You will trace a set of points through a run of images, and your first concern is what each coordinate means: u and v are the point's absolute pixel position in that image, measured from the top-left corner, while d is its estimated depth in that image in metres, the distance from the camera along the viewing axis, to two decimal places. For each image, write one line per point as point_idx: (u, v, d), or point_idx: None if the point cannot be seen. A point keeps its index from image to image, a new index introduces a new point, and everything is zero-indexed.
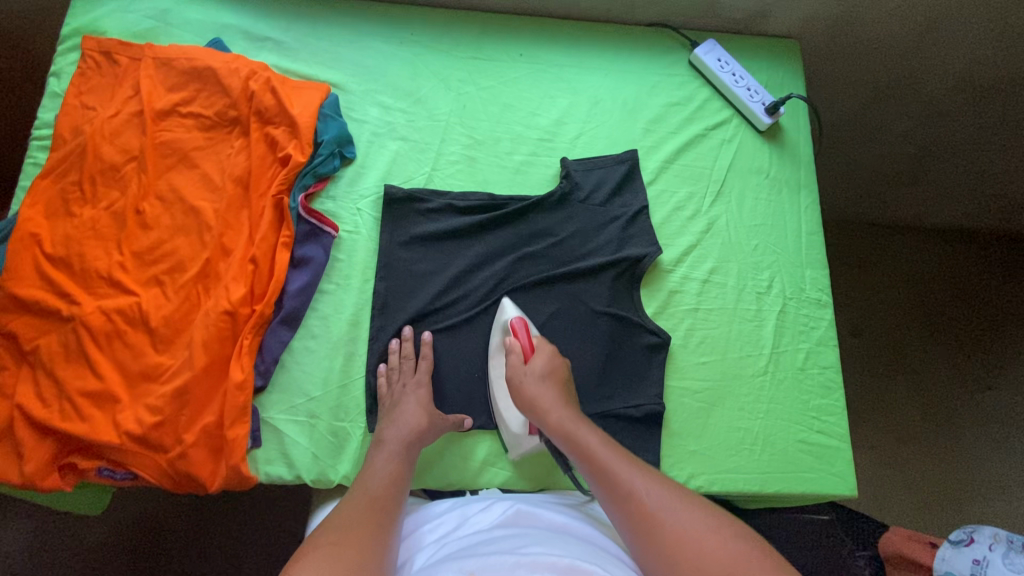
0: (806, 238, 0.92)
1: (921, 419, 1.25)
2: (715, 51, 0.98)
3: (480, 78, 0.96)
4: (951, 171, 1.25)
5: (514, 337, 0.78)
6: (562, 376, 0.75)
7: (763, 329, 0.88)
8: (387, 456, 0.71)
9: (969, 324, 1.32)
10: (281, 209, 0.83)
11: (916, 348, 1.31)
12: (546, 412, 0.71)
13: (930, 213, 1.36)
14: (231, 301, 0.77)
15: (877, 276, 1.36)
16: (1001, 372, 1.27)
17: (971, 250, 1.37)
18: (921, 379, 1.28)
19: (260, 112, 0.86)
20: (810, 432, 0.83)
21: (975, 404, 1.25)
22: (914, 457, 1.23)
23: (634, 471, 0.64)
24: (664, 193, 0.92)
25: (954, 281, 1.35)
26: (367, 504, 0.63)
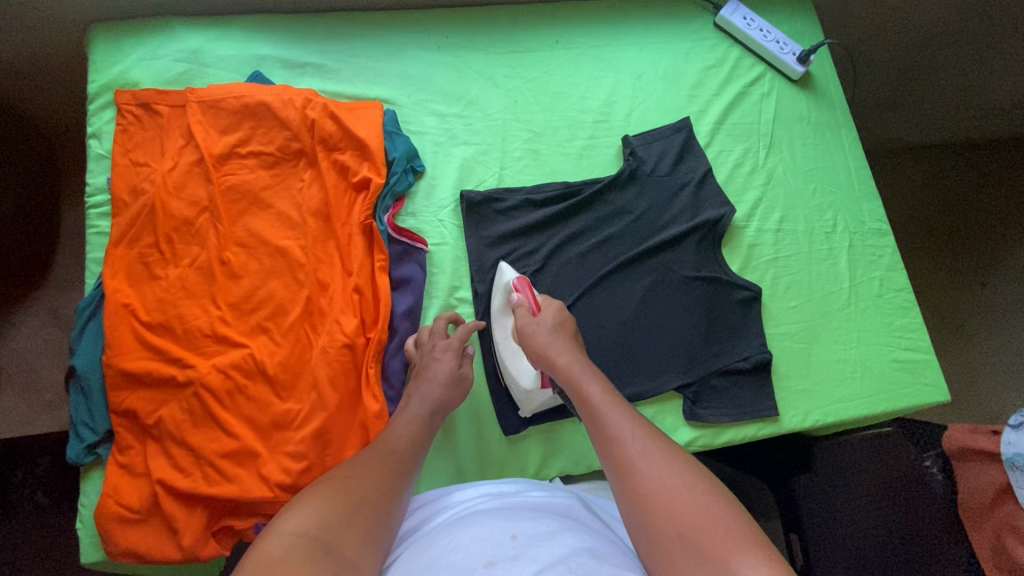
0: (856, 174, 0.98)
1: (931, 320, 1.37)
2: (740, 10, 1.01)
3: (525, 71, 0.96)
4: (948, 86, 1.36)
5: (520, 294, 0.78)
6: (571, 329, 0.74)
7: (838, 265, 0.93)
8: (412, 415, 0.70)
9: (964, 229, 1.41)
10: (370, 234, 0.82)
11: (922, 260, 1.41)
12: (554, 356, 0.70)
13: (933, 127, 1.46)
14: (347, 333, 0.77)
15: (893, 195, 1.47)
16: (993, 268, 1.37)
17: (972, 159, 1.46)
18: (929, 287, 1.39)
19: (325, 140, 0.84)
20: (900, 351, 0.90)
21: (973, 300, 1.36)
22: (946, 357, 1.33)
23: (618, 412, 0.62)
24: (721, 154, 0.96)
25: (954, 190, 1.45)
26: (383, 461, 0.62)
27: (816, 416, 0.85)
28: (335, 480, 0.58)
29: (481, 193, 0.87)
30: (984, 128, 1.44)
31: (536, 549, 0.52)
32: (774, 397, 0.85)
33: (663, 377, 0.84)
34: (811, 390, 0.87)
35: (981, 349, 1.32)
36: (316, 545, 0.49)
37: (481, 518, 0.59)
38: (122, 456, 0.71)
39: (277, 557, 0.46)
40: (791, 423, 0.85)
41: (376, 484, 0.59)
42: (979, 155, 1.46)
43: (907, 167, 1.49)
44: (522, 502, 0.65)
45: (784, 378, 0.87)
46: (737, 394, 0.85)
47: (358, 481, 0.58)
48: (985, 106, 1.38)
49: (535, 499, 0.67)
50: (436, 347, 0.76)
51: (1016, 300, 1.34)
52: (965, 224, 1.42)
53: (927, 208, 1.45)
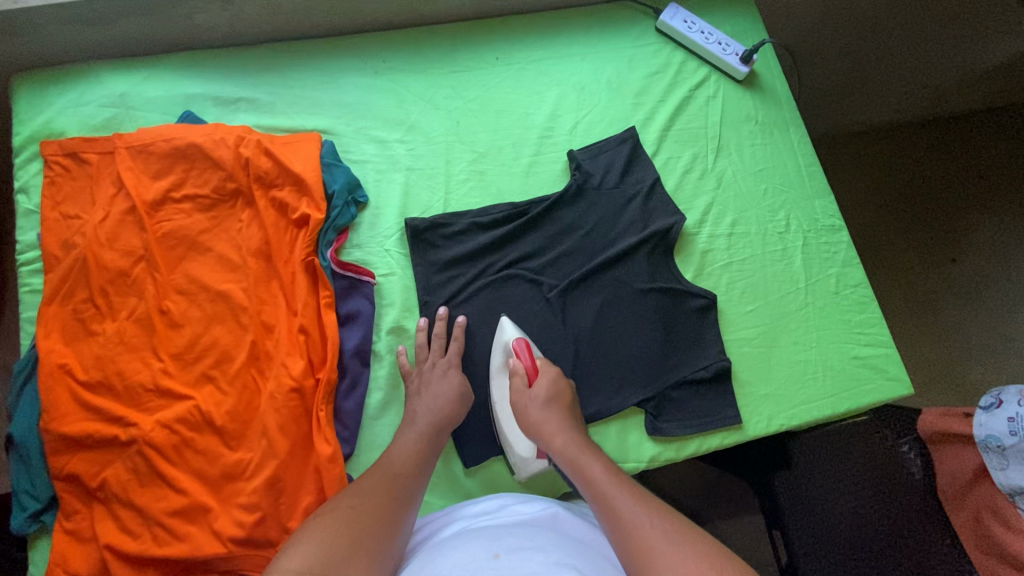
0: (807, 170, 0.97)
1: (903, 303, 1.36)
2: (680, 13, 0.99)
3: (466, 91, 0.94)
4: (899, 67, 1.36)
5: (517, 359, 0.77)
6: (567, 397, 0.74)
7: (793, 265, 0.92)
8: (415, 431, 0.71)
9: (929, 208, 1.41)
10: (314, 271, 0.80)
11: (888, 241, 1.41)
12: (550, 439, 0.69)
13: (883, 108, 1.46)
14: (295, 377, 0.75)
15: (850, 181, 1.47)
16: (964, 245, 1.37)
17: (929, 135, 1.47)
18: (895, 268, 1.39)
19: (260, 178, 0.82)
20: (860, 347, 0.89)
21: (947, 277, 1.36)
22: (912, 340, 1.33)
23: (623, 494, 0.60)
24: (669, 160, 0.95)
25: (909, 171, 1.45)
26: (384, 489, 0.62)
27: (780, 421, 0.85)
28: (328, 516, 0.57)
29: (426, 219, 0.86)
30: (932, 104, 1.44)
31: (515, 567, 0.52)
32: (735, 405, 0.85)
33: (623, 392, 0.83)
34: (774, 394, 0.86)
35: (947, 332, 1.32)
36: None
37: (466, 540, 0.59)
38: (67, 522, 0.70)
39: None
40: (755, 429, 0.84)
41: (375, 514, 0.58)
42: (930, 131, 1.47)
43: (863, 152, 1.49)
44: (511, 519, 0.64)
45: (745, 385, 0.86)
46: (698, 404, 0.84)
47: (360, 515, 0.57)
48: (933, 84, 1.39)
49: (522, 513, 0.66)
50: (433, 364, 0.77)
51: (986, 279, 1.34)
52: (923, 203, 1.42)
53: (884, 192, 1.45)
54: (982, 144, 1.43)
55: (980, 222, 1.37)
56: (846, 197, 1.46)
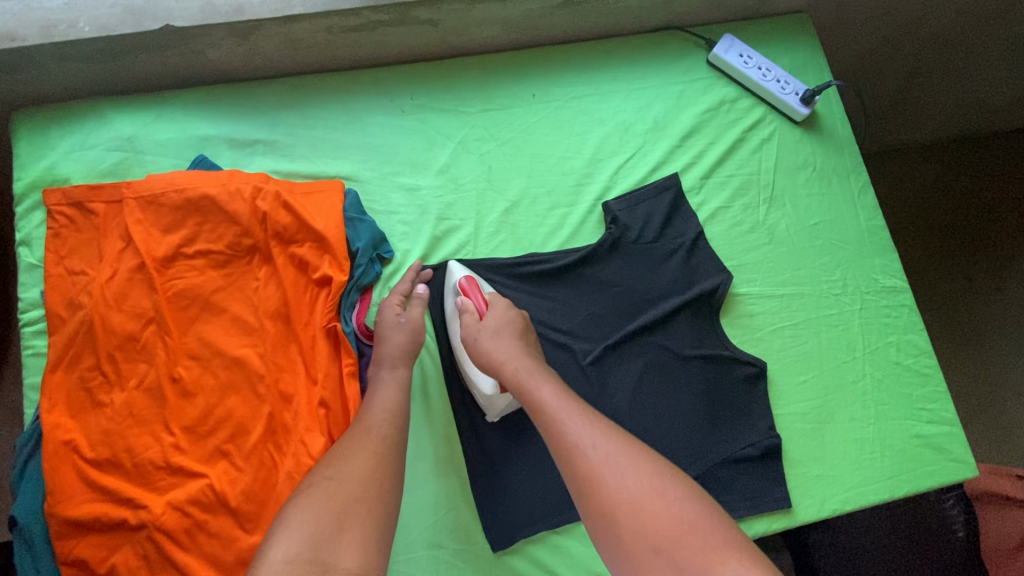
0: (867, 225, 0.89)
1: (946, 332, 1.24)
2: (735, 46, 0.91)
3: (499, 131, 0.87)
4: (972, 83, 1.23)
5: (465, 297, 0.75)
6: (517, 324, 0.72)
7: (851, 331, 0.85)
8: (393, 381, 0.70)
9: (980, 234, 1.29)
10: (336, 337, 0.74)
11: (933, 265, 1.28)
12: (502, 363, 0.68)
13: (948, 122, 1.33)
14: (315, 456, 0.70)
15: (903, 199, 1.33)
16: (1007, 271, 1.26)
17: (992, 154, 1.34)
18: (942, 298, 1.26)
19: (279, 233, 0.75)
20: (922, 424, 0.82)
21: (998, 307, 1.24)
22: (955, 379, 1.21)
23: (571, 416, 0.60)
24: (718, 211, 0.87)
25: (974, 193, 1.32)
26: (363, 446, 0.63)
27: (834, 504, 0.79)
28: (307, 489, 0.58)
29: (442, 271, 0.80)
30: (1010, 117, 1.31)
31: None
32: (786, 486, 0.79)
33: None
34: (827, 474, 0.80)
35: (988, 369, 1.21)
36: (304, 564, 0.51)
37: None
38: None
39: None
40: (805, 514, 0.78)
41: (359, 477, 0.59)
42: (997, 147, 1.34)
43: (921, 167, 1.36)
44: None
45: (796, 464, 0.80)
46: (746, 484, 0.78)
47: (342, 482, 0.59)
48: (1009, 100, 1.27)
49: None
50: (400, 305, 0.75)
51: None
52: (981, 225, 1.30)
53: (940, 212, 1.32)
54: None
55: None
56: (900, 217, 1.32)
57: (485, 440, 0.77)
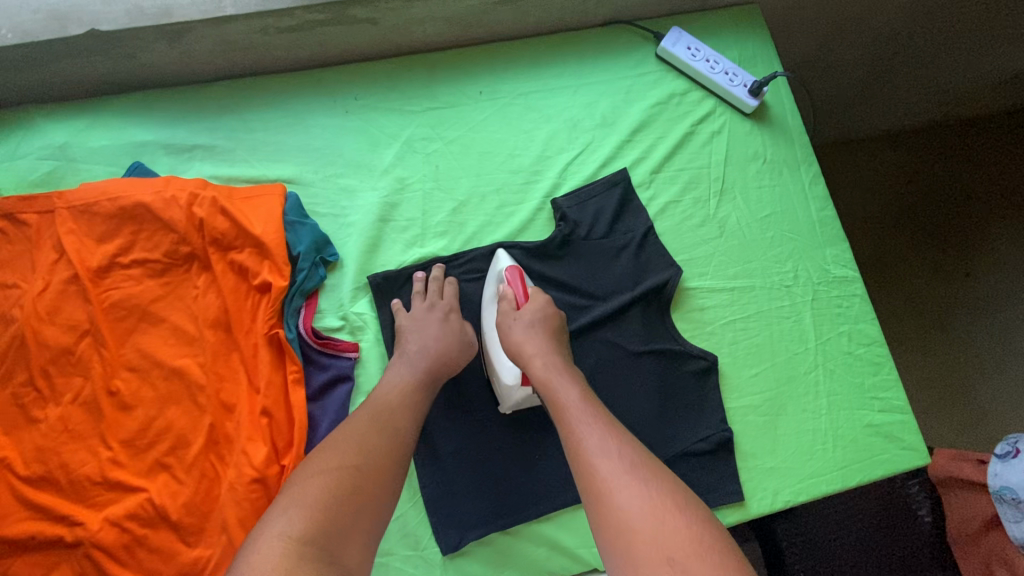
0: (818, 216, 0.89)
1: (908, 319, 1.26)
2: (683, 39, 0.90)
3: (445, 130, 0.85)
4: (920, 75, 1.25)
5: (509, 286, 0.76)
6: (552, 322, 0.73)
7: (802, 323, 0.85)
8: (410, 371, 0.69)
9: (945, 221, 1.30)
10: (278, 344, 0.73)
11: (893, 253, 1.31)
12: (530, 356, 0.69)
13: (901, 115, 1.36)
14: (257, 466, 0.68)
15: (852, 193, 1.38)
16: (978, 256, 1.24)
17: (952, 142, 1.35)
18: (904, 286, 1.28)
19: (217, 240, 0.74)
20: (874, 414, 0.83)
21: (955, 292, 1.24)
22: (918, 366, 1.22)
23: (593, 428, 0.60)
24: (668, 205, 0.87)
25: (934, 180, 1.34)
26: (387, 438, 0.61)
27: (787, 496, 0.79)
28: (332, 468, 0.57)
29: (389, 274, 0.78)
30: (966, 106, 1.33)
31: None
32: (738, 479, 0.79)
33: None
34: (779, 467, 0.80)
35: (956, 355, 1.20)
36: (318, 554, 0.49)
37: None
38: None
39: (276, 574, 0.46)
40: (758, 507, 0.78)
41: (379, 472, 0.58)
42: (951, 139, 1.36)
43: (865, 159, 1.40)
44: None
45: (748, 457, 0.80)
46: (698, 479, 0.78)
47: (366, 474, 0.57)
48: (956, 89, 1.29)
49: None
50: (428, 305, 0.75)
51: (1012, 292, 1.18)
52: (941, 214, 1.31)
53: (896, 202, 1.35)
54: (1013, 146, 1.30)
55: (998, 237, 1.23)
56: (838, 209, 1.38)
57: (435, 444, 0.76)
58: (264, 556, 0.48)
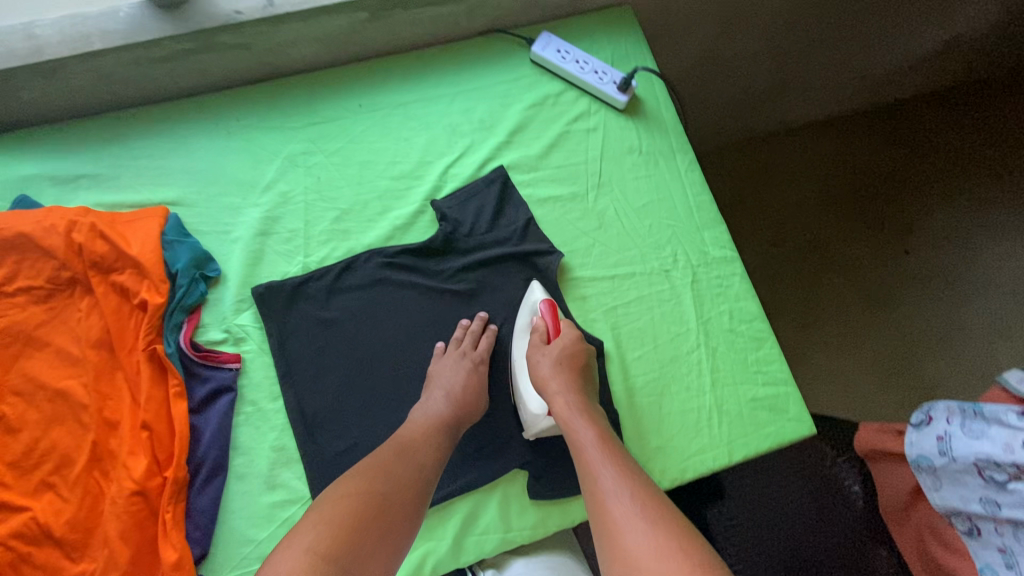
0: (695, 201, 0.92)
1: (857, 297, 1.44)
2: (553, 43, 0.94)
3: (326, 143, 0.89)
4: (823, 66, 1.44)
5: (540, 318, 0.81)
6: (578, 364, 0.76)
7: (682, 304, 0.87)
8: (433, 413, 0.74)
9: (870, 208, 1.52)
10: (157, 359, 0.75)
11: (836, 241, 1.49)
12: (553, 394, 0.74)
13: (807, 107, 1.56)
14: (137, 479, 0.70)
15: (774, 180, 1.55)
16: (914, 238, 1.49)
17: (847, 130, 1.59)
18: (847, 270, 1.47)
19: (97, 263, 0.77)
20: (758, 388, 0.84)
21: (898, 267, 1.47)
22: (851, 342, 1.40)
23: (608, 470, 0.65)
24: (548, 201, 0.90)
25: (839, 161, 1.56)
26: (408, 471, 0.67)
27: (674, 474, 0.79)
28: (353, 493, 0.62)
29: (272, 283, 0.81)
30: (856, 99, 1.58)
31: None
32: None
33: (502, 458, 0.79)
34: (666, 445, 0.81)
35: (882, 328, 1.41)
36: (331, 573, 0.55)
37: None
38: None
39: None
40: None
41: (399, 501, 0.64)
42: (847, 129, 1.60)
43: (768, 163, 1.57)
44: None
45: (635, 438, 0.81)
46: None
47: (385, 503, 0.63)
48: (851, 77, 1.50)
49: None
50: (457, 356, 0.79)
51: (937, 266, 1.46)
52: (863, 197, 1.53)
53: (812, 190, 1.54)
54: (890, 142, 1.58)
55: (934, 214, 1.51)
56: (752, 215, 1.52)
57: (321, 446, 0.76)
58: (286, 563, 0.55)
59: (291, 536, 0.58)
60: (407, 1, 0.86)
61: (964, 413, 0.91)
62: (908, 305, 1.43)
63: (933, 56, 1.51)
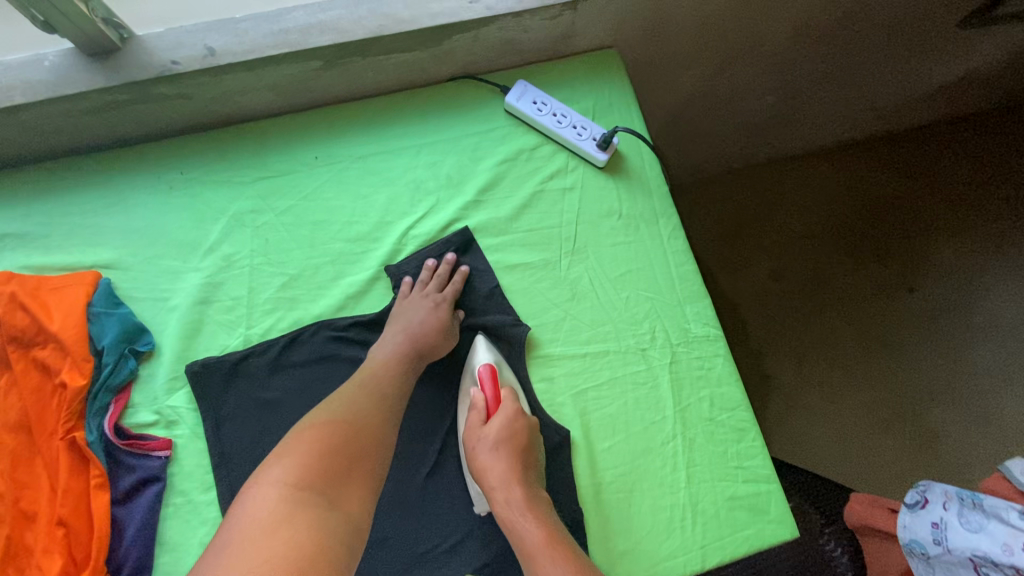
0: (678, 271, 0.83)
1: (858, 337, 1.32)
2: (528, 93, 0.86)
3: (276, 200, 0.81)
4: (828, 99, 1.34)
5: (478, 391, 0.75)
6: (517, 441, 0.70)
7: (659, 389, 0.79)
8: (395, 348, 0.74)
9: (871, 242, 1.42)
10: (78, 446, 0.69)
11: (835, 277, 1.39)
12: (492, 490, 0.67)
13: (810, 137, 1.46)
14: None
15: (772, 212, 1.45)
16: (919, 275, 1.37)
17: (850, 162, 1.50)
18: (846, 308, 1.35)
19: (16, 337, 0.70)
20: (738, 485, 0.77)
21: (902, 306, 1.35)
22: (850, 387, 1.28)
23: (558, 573, 0.59)
24: (517, 269, 0.83)
25: (840, 194, 1.47)
26: (374, 399, 0.67)
27: None
28: (320, 423, 0.63)
29: (208, 360, 0.74)
30: (861, 129, 1.48)
31: None
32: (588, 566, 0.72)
33: (454, 559, 0.72)
34: (633, 549, 0.74)
35: (885, 372, 1.29)
36: (313, 497, 0.56)
37: None
38: None
39: (269, 517, 0.54)
40: None
41: (368, 431, 0.64)
42: (850, 161, 1.50)
43: (766, 194, 1.47)
44: None
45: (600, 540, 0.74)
46: None
47: (356, 431, 0.63)
48: (859, 107, 1.40)
49: None
50: (422, 292, 0.78)
51: (945, 307, 1.34)
52: (864, 232, 1.43)
53: (811, 224, 1.44)
54: (895, 175, 1.48)
55: (940, 249, 1.40)
56: (746, 248, 1.42)
57: None
58: (261, 503, 0.55)
59: (261, 473, 0.58)
60: (365, 49, 0.78)
61: (964, 500, 0.81)
62: (912, 348, 1.30)
63: (946, 89, 1.42)
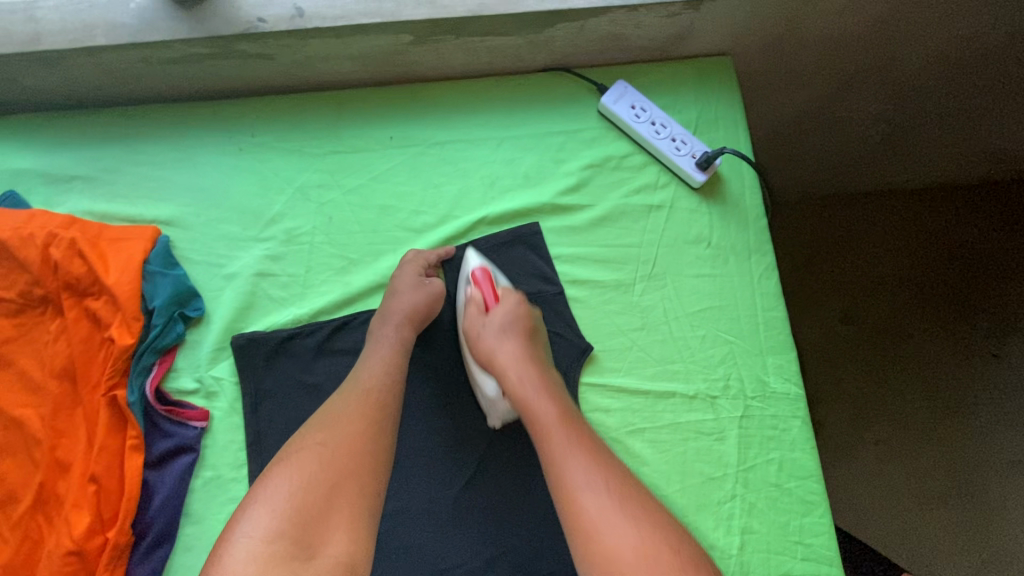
0: (764, 316, 0.75)
1: (923, 398, 1.19)
2: (627, 95, 0.79)
3: (344, 177, 0.77)
4: (948, 134, 1.17)
5: (475, 287, 0.70)
6: (526, 324, 0.68)
7: (725, 444, 0.72)
8: (380, 357, 0.66)
9: (958, 295, 1.25)
10: (118, 405, 0.67)
11: (909, 328, 1.24)
12: (502, 373, 0.64)
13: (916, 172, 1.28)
14: (75, 539, 0.63)
15: (855, 249, 1.30)
16: (1007, 339, 1.20)
17: (953, 203, 1.32)
18: (915, 363, 1.21)
19: (72, 284, 0.69)
20: (795, 563, 0.68)
21: (981, 371, 1.19)
22: (904, 449, 1.16)
23: (575, 454, 0.56)
24: (587, 287, 0.76)
25: (934, 236, 1.30)
26: (356, 420, 0.59)
27: None
28: (299, 458, 0.55)
29: (255, 335, 0.71)
30: (978, 169, 1.28)
31: None
32: None
33: None
34: None
35: (945, 438, 1.16)
36: (287, 551, 0.49)
37: None
38: None
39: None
40: None
41: (350, 455, 0.56)
42: (954, 203, 1.32)
43: (851, 226, 1.31)
44: None
45: None
46: None
47: (338, 462, 0.55)
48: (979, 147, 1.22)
49: None
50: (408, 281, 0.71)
51: None
52: (953, 281, 1.27)
53: (893, 267, 1.28)
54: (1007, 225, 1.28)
55: None
56: (815, 281, 1.29)
57: None
58: (232, 563, 0.48)
59: (237, 521, 0.51)
60: (460, 28, 0.72)
61: None
62: (981, 419, 1.16)
63: None
